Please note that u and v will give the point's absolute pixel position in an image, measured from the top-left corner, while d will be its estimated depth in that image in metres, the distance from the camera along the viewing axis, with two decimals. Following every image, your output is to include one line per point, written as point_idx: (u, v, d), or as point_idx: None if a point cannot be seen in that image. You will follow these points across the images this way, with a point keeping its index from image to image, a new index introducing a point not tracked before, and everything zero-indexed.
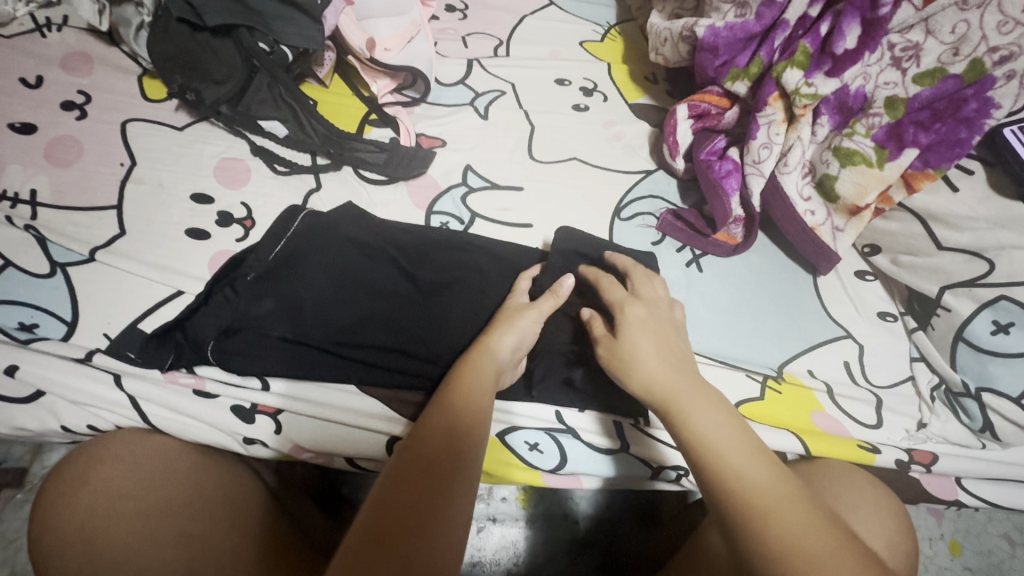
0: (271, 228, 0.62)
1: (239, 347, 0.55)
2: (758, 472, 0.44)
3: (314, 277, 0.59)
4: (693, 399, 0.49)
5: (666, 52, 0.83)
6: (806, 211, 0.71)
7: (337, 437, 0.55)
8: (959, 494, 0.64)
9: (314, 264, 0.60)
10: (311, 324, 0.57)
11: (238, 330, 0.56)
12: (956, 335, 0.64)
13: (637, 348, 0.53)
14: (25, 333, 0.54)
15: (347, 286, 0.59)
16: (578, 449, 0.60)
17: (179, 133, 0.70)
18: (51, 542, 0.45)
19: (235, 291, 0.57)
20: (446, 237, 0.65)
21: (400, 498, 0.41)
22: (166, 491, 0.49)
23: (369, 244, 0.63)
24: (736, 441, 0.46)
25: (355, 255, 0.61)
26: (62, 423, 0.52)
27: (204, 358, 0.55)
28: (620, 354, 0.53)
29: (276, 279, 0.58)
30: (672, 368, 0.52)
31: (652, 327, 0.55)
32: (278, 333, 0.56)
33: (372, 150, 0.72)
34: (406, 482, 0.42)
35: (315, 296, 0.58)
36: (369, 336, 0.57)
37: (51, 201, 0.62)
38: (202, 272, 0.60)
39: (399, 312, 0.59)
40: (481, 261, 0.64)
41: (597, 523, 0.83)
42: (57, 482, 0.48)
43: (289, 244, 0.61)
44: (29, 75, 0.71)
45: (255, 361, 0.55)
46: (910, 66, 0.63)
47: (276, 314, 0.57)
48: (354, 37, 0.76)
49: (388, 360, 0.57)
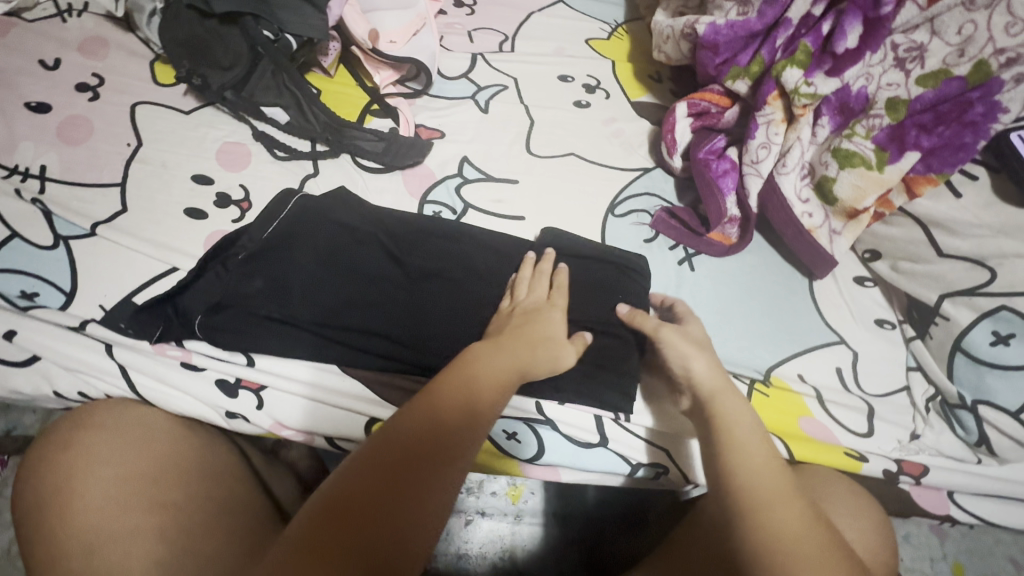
0: (267, 210, 0.64)
1: (226, 322, 0.56)
2: (778, 502, 0.45)
3: (302, 259, 0.60)
4: (729, 401, 0.52)
5: (669, 50, 0.82)
6: (803, 213, 0.70)
7: (319, 415, 0.57)
8: (950, 508, 0.62)
9: (303, 245, 0.61)
10: (296, 304, 0.58)
11: (224, 306, 0.57)
12: (954, 345, 0.62)
13: (683, 350, 0.56)
14: (25, 300, 0.56)
15: (335, 269, 0.60)
16: (556, 440, 0.60)
17: (186, 117, 0.72)
18: (33, 503, 0.47)
19: (226, 267, 0.59)
20: (429, 230, 0.65)
21: (400, 446, 0.43)
22: (145, 458, 0.50)
23: (357, 229, 0.64)
24: (761, 466, 0.48)
25: (343, 241, 0.62)
26: (56, 388, 0.55)
27: (191, 333, 0.56)
28: (676, 349, 0.56)
29: (265, 259, 0.60)
30: (716, 366, 0.55)
31: (702, 345, 0.58)
32: (265, 311, 0.57)
33: (371, 139, 0.74)
34: (379, 468, 0.42)
35: (302, 278, 0.59)
36: (353, 321, 0.58)
37: (60, 177, 0.65)
38: (196, 250, 0.62)
39: (384, 298, 0.59)
40: (468, 250, 0.65)
41: (584, 522, 0.82)
42: (42, 446, 0.50)
43: (280, 225, 0.62)
44: (48, 57, 0.74)
45: (242, 337, 0.56)
46: (913, 68, 0.62)
47: (264, 293, 0.58)
48: (358, 28, 0.78)
49: (370, 343, 0.57)
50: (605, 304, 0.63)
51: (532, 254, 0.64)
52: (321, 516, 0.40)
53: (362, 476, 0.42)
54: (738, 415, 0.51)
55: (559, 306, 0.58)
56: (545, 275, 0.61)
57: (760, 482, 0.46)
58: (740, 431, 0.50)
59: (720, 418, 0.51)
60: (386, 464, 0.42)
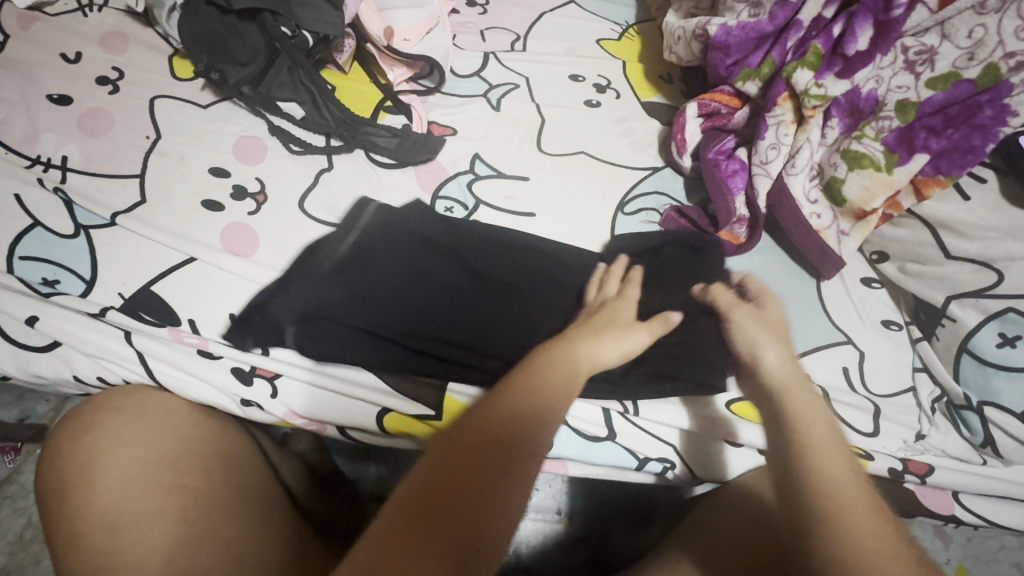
0: (346, 217, 0.66)
1: (316, 332, 0.57)
2: (857, 499, 0.44)
3: (385, 271, 0.61)
4: (801, 395, 0.53)
5: (680, 51, 0.83)
6: (812, 214, 0.70)
7: (330, 404, 0.57)
8: (955, 508, 0.63)
9: (383, 257, 0.62)
10: (379, 315, 0.59)
11: (314, 316, 0.58)
12: (960, 346, 0.63)
13: (753, 335, 0.58)
14: (46, 287, 0.57)
15: (415, 281, 0.61)
16: (564, 433, 0.60)
17: (203, 111, 0.73)
18: (56, 480, 0.49)
19: (311, 278, 0.60)
20: (512, 240, 0.67)
21: (488, 439, 0.43)
22: (165, 442, 0.52)
23: (435, 241, 0.65)
24: (846, 467, 0.47)
25: (423, 252, 0.64)
26: (76, 373, 0.56)
27: (281, 341, 0.57)
28: (749, 336, 0.58)
29: (349, 271, 0.61)
30: (785, 348, 0.57)
31: (775, 326, 0.60)
32: (349, 321, 0.58)
33: (385, 135, 0.74)
34: (470, 462, 0.42)
35: (385, 289, 0.60)
36: (438, 331, 0.59)
37: (81, 167, 0.66)
38: (283, 263, 0.63)
39: (462, 309, 0.60)
40: (537, 262, 0.66)
41: (589, 520, 0.83)
42: (65, 426, 0.52)
43: (361, 236, 0.64)
44: (70, 51, 0.75)
45: (332, 346, 0.57)
46: (923, 71, 0.63)
47: (347, 303, 0.59)
48: (374, 25, 0.79)
49: (449, 353, 0.58)
50: (678, 285, 0.65)
51: (602, 263, 0.67)
52: (415, 505, 0.39)
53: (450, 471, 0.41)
54: (815, 407, 0.52)
55: (631, 296, 0.61)
56: (617, 274, 0.64)
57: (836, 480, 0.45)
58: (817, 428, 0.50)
59: (795, 414, 0.51)
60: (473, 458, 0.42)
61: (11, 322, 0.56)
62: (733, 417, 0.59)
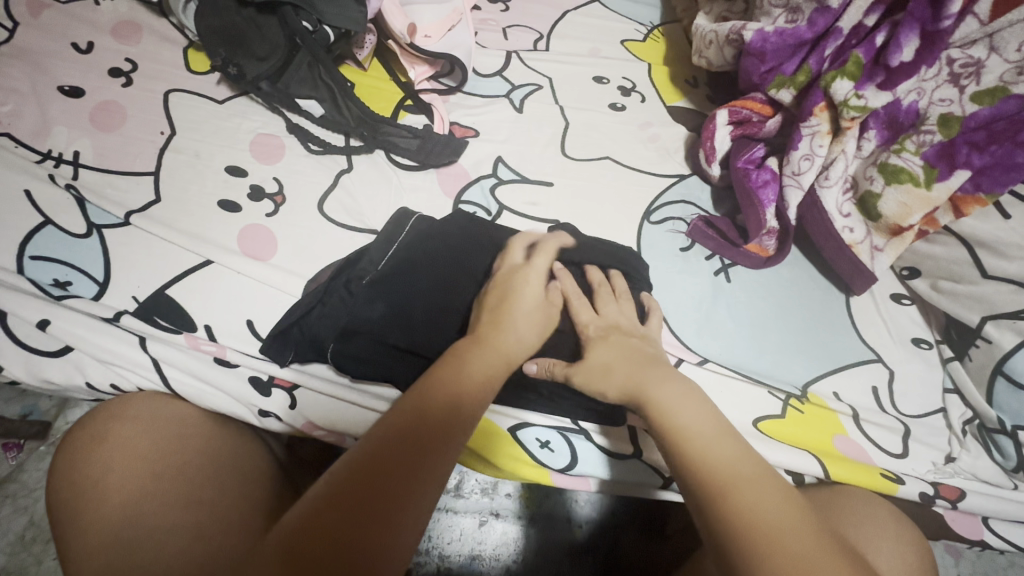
0: (383, 232, 0.63)
1: (356, 351, 0.55)
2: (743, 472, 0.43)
3: (425, 286, 0.58)
4: (675, 390, 0.49)
5: (710, 55, 0.81)
6: (844, 227, 0.68)
7: (348, 417, 0.55)
8: (984, 533, 0.61)
9: (423, 271, 0.59)
10: (422, 333, 0.56)
11: (356, 334, 0.55)
12: (994, 368, 0.61)
13: (595, 370, 0.52)
14: (58, 289, 0.55)
15: (456, 297, 0.58)
16: (589, 451, 0.58)
17: (219, 106, 0.71)
18: (69, 495, 0.47)
19: (348, 294, 0.57)
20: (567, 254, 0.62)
21: (394, 446, 0.42)
22: (175, 452, 0.50)
23: (479, 259, 0.61)
24: (728, 447, 0.45)
25: (461, 266, 0.60)
26: (88, 379, 0.54)
27: (323, 358, 0.56)
28: (590, 373, 0.52)
29: (389, 285, 0.58)
30: (632, 368, 0.51)
31: (617, 344, 0.54)
32: (391, 340, 0.55)
33: (406, 135, 0.72)
34: (379, 465, 0.41)
35: (425, 307, 0.57)
36: None
37: (93, 163, 0.64)
38: (313, 272, 0.61)
39: None
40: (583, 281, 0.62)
41: (601, 530, 0.81)
42: (73, 440, 0.50)
43: (400, 251, 0.61)
44: (81, 40, 0.73)
45: (373, 367, 0.55)
46: (968, 84, 0.60)
47: (388, 320, 0.56)
48: (397, 21, 0.76)
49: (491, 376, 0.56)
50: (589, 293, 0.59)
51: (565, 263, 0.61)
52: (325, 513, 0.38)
53: (349, 482, 0.40)
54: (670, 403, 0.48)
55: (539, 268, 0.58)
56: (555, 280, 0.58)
57: (728, 462, 0.43)
58: (693, 428, 0.46)
59: (670, 416, 0.47)
60: (364, 474, 0.40)
61: (21, 325, 0.54)
62: (760, 435, 0.61)
